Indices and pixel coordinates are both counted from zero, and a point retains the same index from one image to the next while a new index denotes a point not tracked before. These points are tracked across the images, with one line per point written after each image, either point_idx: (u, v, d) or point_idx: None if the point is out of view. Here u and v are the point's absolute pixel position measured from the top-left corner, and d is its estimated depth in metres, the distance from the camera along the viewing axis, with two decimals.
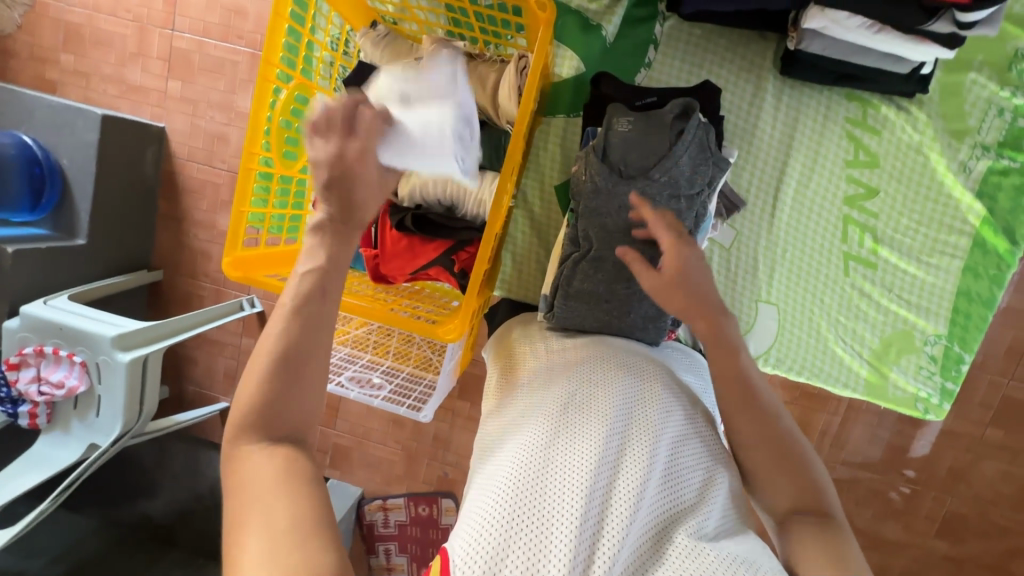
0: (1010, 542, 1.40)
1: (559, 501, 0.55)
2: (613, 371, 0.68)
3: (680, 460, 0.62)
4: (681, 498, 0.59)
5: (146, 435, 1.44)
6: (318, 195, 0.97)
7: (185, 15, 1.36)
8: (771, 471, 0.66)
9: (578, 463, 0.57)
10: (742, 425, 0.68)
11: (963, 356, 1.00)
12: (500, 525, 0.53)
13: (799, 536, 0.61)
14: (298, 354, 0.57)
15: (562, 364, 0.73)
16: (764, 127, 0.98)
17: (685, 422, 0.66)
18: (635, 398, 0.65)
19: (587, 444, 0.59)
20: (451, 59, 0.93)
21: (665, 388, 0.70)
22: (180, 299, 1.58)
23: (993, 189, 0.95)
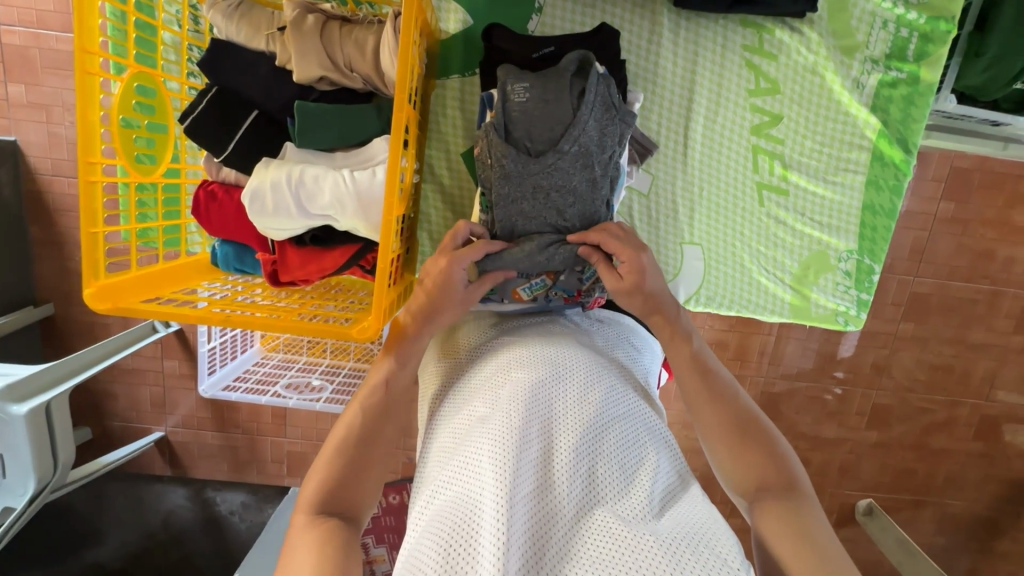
0: (929, 420, 1.54)
1: (485, 516, 0.53)
2: (528, 372, 0.67)
3: (607, 444, 0.61)
4: (613, 481, 0.58)
5: (71, 484, 1.32)
6: (195, 201, 0.85)
7: (9, 4, 1.14)
8: (738, 449, 0.73)
9: (502, 471, 0.56)
10: (707, 408, 0.76)
11: (874, 267, 1.05)
12: (429, 558, 0.51)
13: (766, 511, 0.67)
14: (370, 438, 0.70)
15: (489, 367, 0.72)
16: (666, 64, 0.94)
17: (611, 404, 0.66)
18: (550, 396, 0.65)
19: (510, 450, 0.58)
20: (319, 25, 0.83)
21: (592, 375, 0.69)
22: (81, 332, 1.40)
23: (885, 103, 0.97)
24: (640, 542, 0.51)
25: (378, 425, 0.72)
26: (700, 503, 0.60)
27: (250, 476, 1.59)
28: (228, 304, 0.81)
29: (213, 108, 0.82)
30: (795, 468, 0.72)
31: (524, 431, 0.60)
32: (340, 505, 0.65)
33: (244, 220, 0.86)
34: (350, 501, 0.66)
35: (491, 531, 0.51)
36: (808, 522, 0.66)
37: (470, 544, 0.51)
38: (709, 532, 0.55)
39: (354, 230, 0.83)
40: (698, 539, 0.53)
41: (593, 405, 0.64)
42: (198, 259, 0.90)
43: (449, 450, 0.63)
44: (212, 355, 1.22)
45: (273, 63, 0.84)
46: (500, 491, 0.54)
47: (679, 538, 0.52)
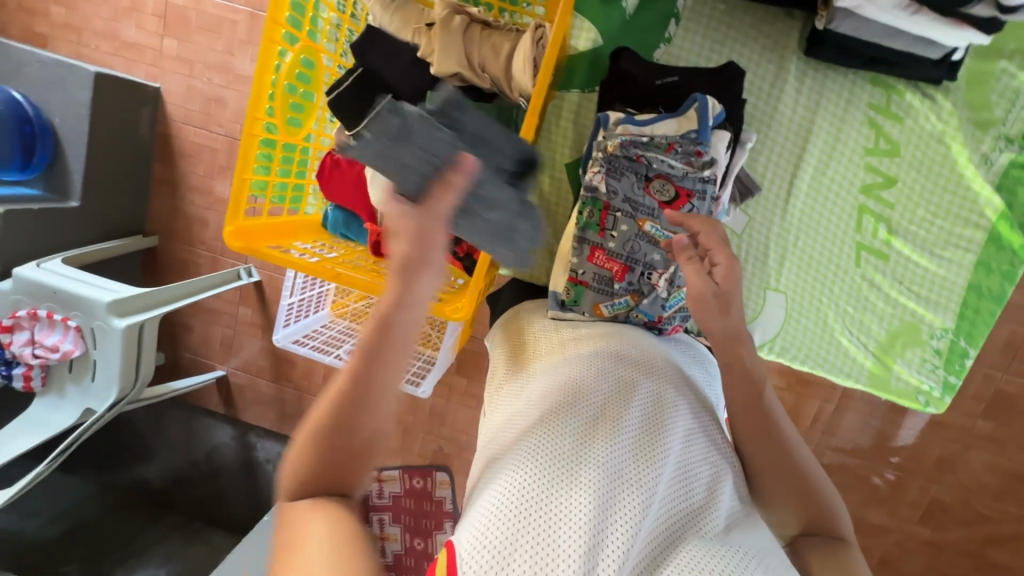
0: (992, 530, 1.43)
1: (574, 493, 0.56)
2: (620, 367, 0.70)
3: (686, 455, 0.64)
4: (689, 491, 0.62)
5: (143, 400, 1.44)
6: (322, 165, 0.94)
7: None
8: (788, 501, 0.73)
9: (592, 455, 0.59)
10: (757, 454, 0.74)
11: (968, 351, 0.99)
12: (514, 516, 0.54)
13: (811, 558, 0.71)
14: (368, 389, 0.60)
15: (571, 354, 0.74)
16: (784, 110, 0.95)
17: (692, 419, 0.69)
18: (641, 395, 0.67)
19: (602, 437, 0.61)
20: (464, 26, 0.89)
21: (675, 385, 0.71)
22: (175, 266, 1.55)
23: (1012, 183, 0.93)
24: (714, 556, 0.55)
25: (371, 378, 0.60)
26: (758, 532, 0.63)
27: (292, 430, 1.70)
28: (335, 263, 0.88)
29: (356, 86, 0.90)
30: (839, 514, 0.73)
31: (616, 420, 0.63)
32: (334, 485, 0.61)
33: (359, 189, 0.93)
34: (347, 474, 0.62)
35: (578, 507, 0.55)
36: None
37: (554, 513, 0.55)
38: (772, 559, 0.58)
39: None
40: (763, 563, 0.57)
41: (678, 415, 0.67)
42: (311, 219, 0.99)
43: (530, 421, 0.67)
44: (290, 309, 1.31)
45: (415, 54, 0.92)
46: (590, 475, 0.57)
47: (748, 559, 0.56)
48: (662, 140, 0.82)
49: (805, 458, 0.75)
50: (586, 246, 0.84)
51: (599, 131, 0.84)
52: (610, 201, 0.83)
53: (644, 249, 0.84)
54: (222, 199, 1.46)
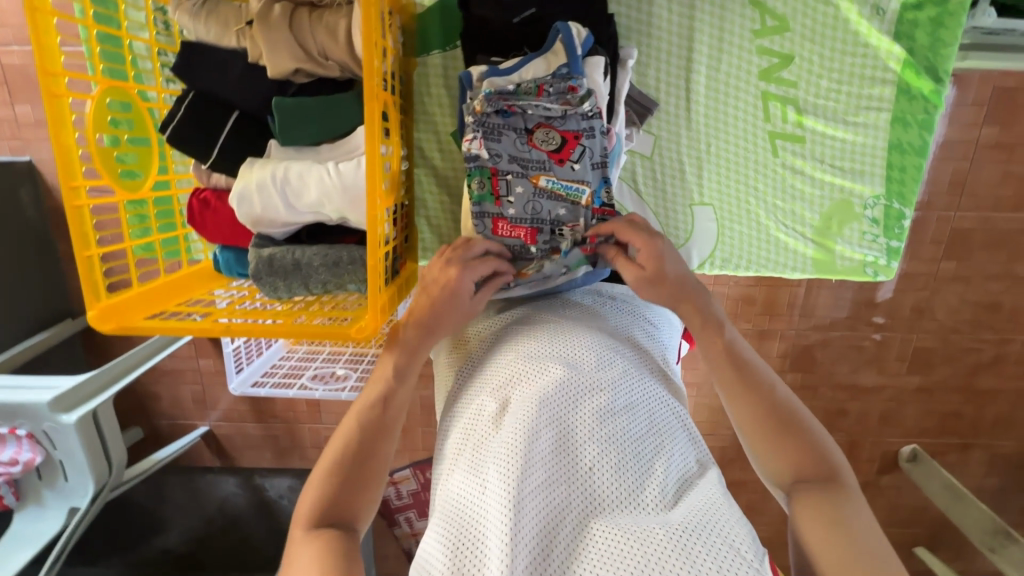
0: (976, 361, 1.47)
1: (494, 517, 0.55)
2: (539, 362, 0.68)
3: (616, 434, 0.62)
4: (625, 472, 0.60)
5: (127, 482, 1.42)
6: (189, 210, 0.85)
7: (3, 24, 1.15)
8: (775, 442, 0.73)
9: (510, 467, 0.58)
10: (741, 403, 0.75)
11: (904, 212, 0.97)
12: (442, 561, 0.55)
13: (805, 503, 0.68)
14: (367, 450, 0.71)
15: (500, 358, 0.72)
16: (660, 12, 0.87)
17: (620, 392, 0.66)
18: (562, 386, 0.65)
19: (519, 443, 0.60)
20: (286, 14, 0.79)
21: (603, 362, 0.69)
22: (118, 339, 1.46)
23: (909, 28, 0.88)
24: (651, 537, 0.52)
25: (376, 438, 0.73)
26: (713, 491, 0.60)
27: (293, 461, 1.70)
28: (230, 312, 0.80)
29: (193, 112, 0.81)
30: (834, 460, 0.71)
31: (531, 424, 0.61)
32: (336, 514, 0.67)
33: (239, 224, 0.85)
34: (347, 509, 0.68)
35: (498, 528, 0.54)
36: (849, 518, 0.66)
37: (480, 544, 0.54)
38: (721, 520, 0.55)
39: (345, 219, 0.81)
40: (711, 526, 0.54)
41: (602, 396, 0.65)
42: (201, 268, 0.90)
43: (461, 446, 0.65)
44: (238, 353, 1.31)
45: (246, 61, 0.81)
46: (509, 490, 0.56)
47: (688, 528, 0.53)
48: (530, 85, 0.75)
49: (793, 401, 0.76)
50: (488, 219, 0.78)
51: (467, 94, 0.76)
52: (497, 165, 0.76)
53: (548, 206, 0.78)
54: None
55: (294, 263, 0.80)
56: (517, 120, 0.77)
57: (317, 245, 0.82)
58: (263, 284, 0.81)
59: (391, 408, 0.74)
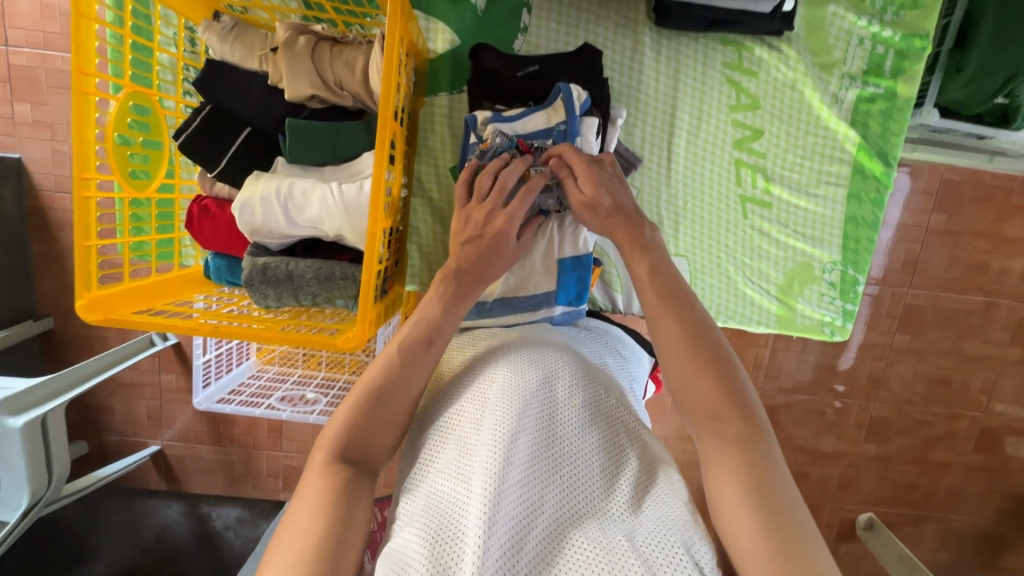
0: (928, 433, 1.55)
1: (470, 513, 0.56)
2: (520, 371, 0.71)
3: (589, 448, 0.65)
4: (594, 486, 0.63)
5: (65, 498, 1.34)
6: (189, 215, 0.88)
7: (17, 27, 1.19)
8: (690, 369, 0.68)
9: (488, 467, 0.59)
10: (663, 321, 0.71)
11: (858, 278, 1.05)
12: (415, 550, 0.54)
13: (718, 445, 0.64)
14: (393, 390, 0.71)
15: (481, 368, 0.74)
16: (648, 81, 0.97)
17: (594, 412, 0.70)
18: (541, 398, 0.68)
19: (497, 445, 0.61)
20: (310, 45, 0.85)
21: (578, 380, 0.72)
22: (79, 346, 1.43)
23: (864, 117, 0.99)
24: (620, 542, 0.54)
25: (403, 378, 0.72)
26: (678, 500, 0.62)
27: (246, 490, 1.64)
28: (219, 316, 0.82)
29: (208, 125, 0.85)
30: (747, 400, 0.66)
31: (511, 428, 0.63)
32: (351, 451, 0.67)
33: (235, 233, 0.88)
34: (368, 445, 0.69)
35: (475, 524, 0.55)
36: (761, 464, 0.62)
37: (454, 539, 0.55)
38: (684, 533, 0.58)
39: (342, 236, 0.84)
40: (673, 538, 0.57)
41: (576, 413, 0.68)
42: (191, 272, 0.92)
43: (438, 450, 0.66)
44: (208, 367, 1.27)
45: (266, 83, 0.87)
46: (487, 488, 0.57)
47: (652, 538, 0.56)
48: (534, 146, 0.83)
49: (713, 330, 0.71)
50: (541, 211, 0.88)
51: (471, 133, 0.85)
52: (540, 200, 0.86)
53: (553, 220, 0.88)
54: None
55: (287, 275, 0.82)
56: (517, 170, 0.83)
57: (311, 258, 0.85)
58: (254, 292, 0.84)
59: (432, 349, 0.74)
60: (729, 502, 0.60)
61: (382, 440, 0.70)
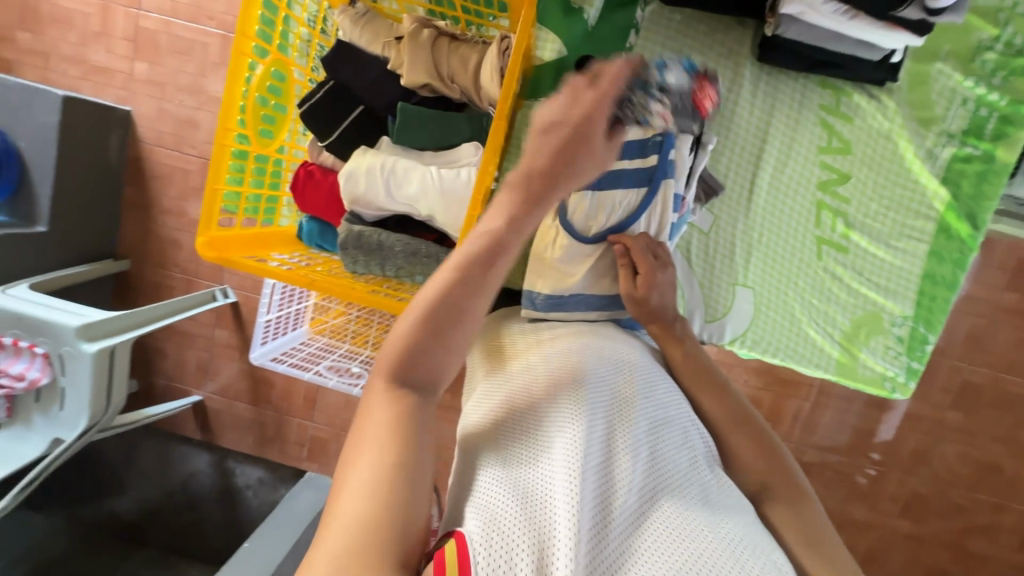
0: (969, 518, 1.48)
1: (559, 484, 0.57)
2: (594, 359, 0.72)
3: (662, 439, 0.67)
4: (669, 475, 0.64)
5: (115, 428, 1.42)
6: (296, 177, 0.95)
7: None
8: (740, 444, 0.76)
9: (575, 445, 0.60)
10: (706, 398, 0.80)
11: (928, 337, 1.04)
12: (501, 510, 0.55)
13: (774, 507, 0.72)
14: (458, 309, 0.65)
15: (550, 351, 0.75)
16: (741, 113, 0.99)
17: (663, 407, 0.71)
18: (617, 388, 0.69)
19: (581, 425, 0.62)
20: (432, 39, 0.92)
21: (645, 376, 0.74)
22: (148, 289, 1.54)
23: (956, 177, 0.99)
24: (702, 536, 0.57)
25: (466, 301, 0.65)
26: (741, 510, 0.65)
27: (271, 453, 1.71)
28: (311, 272, 0.88)
29: (330, 99, 0.92)
30: (786, 459, 0.76)
31: (592, 412, 0.64)
32: (419, 379, 0.63)
33: (333, 200, 0.94)
34: (432, 371, 0.64)
35: (567, 496, 0.55)
36: (811, 517, 0.71)
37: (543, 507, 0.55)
38: (754, 538, 0.61)
39: (432, 218, 0.89)
40: (747, 536, 0.60)
41: (649, 405, 0.69)
42: (285, 231, 0.99)
43: (509, 419, 0.67)
44: (267, 326, 1.30)
45: (386, 67, 0.94)
46: (576, 465, 0.58)
47: (731, 534, 0.59)
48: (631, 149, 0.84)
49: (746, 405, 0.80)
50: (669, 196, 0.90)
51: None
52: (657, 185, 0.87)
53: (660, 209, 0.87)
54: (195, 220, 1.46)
55: (377, 244, 0.88)
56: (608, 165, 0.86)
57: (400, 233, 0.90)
58: (346, 254, 0.90)
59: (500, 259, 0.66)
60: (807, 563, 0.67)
61: (449, 367, 0.65)
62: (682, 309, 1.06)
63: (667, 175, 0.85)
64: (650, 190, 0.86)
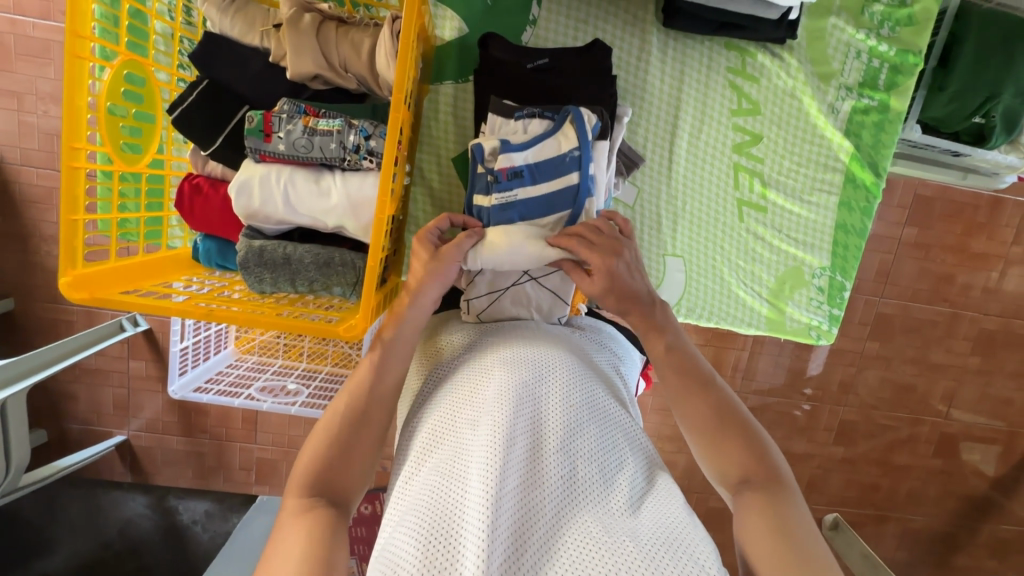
0: (893, 436, 1.61)
1: (468, 513, 0.56)
2: (517, 370, 0.71)
3: (587, 446, 0.65)
4: (592, 482, 0.62)
5: (23, 488, 1.26)
6: (179, 194, 0.84)
7: None
8: (718, 443, 0.74)
9: (488, 466, 0.59)
10: (688, 398, 0.78)
11: (845, 284, 1.09)
12: (414, 548, 0.54)
13: (748, 504, 0.68)
14: (356, 429, 0.71)
15: (478, 365, 0.74)
16: (653, 80, 0.97)
17: (588, 409, 0.70)
18: (538, 398, 0.68)
19: (496, 445, 0.61)
20: (316, 24, 0.82)
21: (573, 378, 0.73)
22: (42, 329, 1.35)
23: (858, 128, 1.02)
24: (621, 545, 0.55)
25: (364, 427, 0.72)
26: (676, 499, 0.65)
27: (216, 484, 1.57)
28: (211, 299, 0.79)
29: (203, 101, 0.81)
30: (765, 452, 0.73)
31: (509, 429, 0.64)
32: (334, 489, 0.67)
33: (229, 215, 0.84)
34: (339, 487, 0.68)
35: (476, 522, 0.55)
36: (787, 517, 0.66)
37: (453, 534, 0.55)
38: (684, 534, 0.58)
39: (341, 226, 0.82)
40: (676, 538, 0.57)
41: (571, 410, 0.68)
42: (177, 254, 0.88)
43: (433, 446, 0.66)
44: (185, 354, 1.17)
45: (267, 59, 0.84)
46: (488, 489, 0.57)
47: (654, 539, 0.56)
48: (542, 176, 0.82)
49: (735, 401, 0.78)
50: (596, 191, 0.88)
51: (478, 164, 0.83)
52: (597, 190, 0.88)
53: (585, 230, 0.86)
54: None
55: (284, 258, 0.80)
56: (526, 191, 0.82)
57: (311, 243, 0.82)
58: (248, 274, 0.81)
59: (384, 386, 0.76)
60: (762, 559, 0.63)
61: (354, 482, 0.69)
62: None
63: (588, 193, 0.83)
64: (583, 180, 0.83)
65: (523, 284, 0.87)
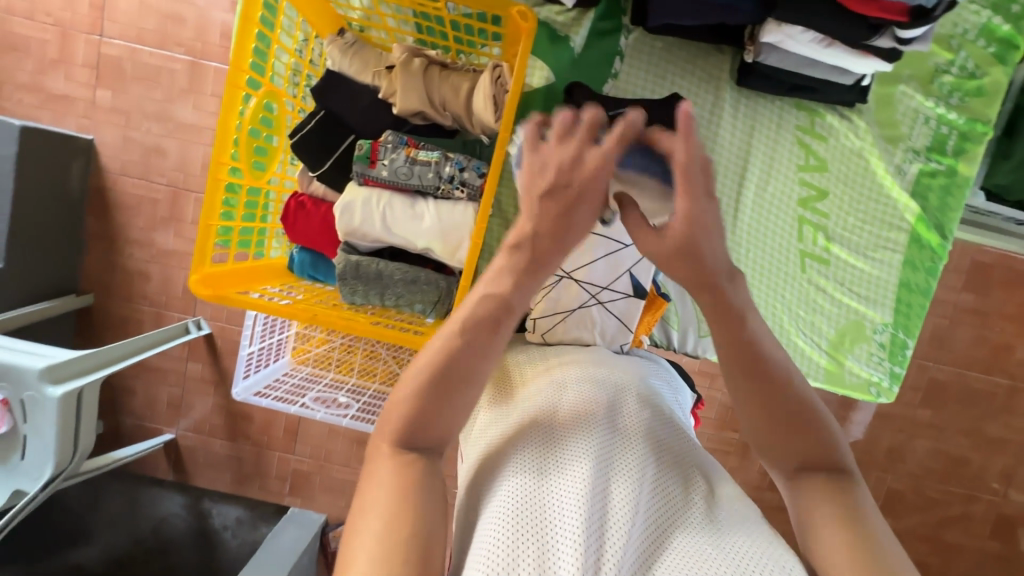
0: (944, 510, 1.54)
1: (561, 510, 0.58)
2: (595, 384, 0.74)
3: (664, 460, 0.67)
4: (672, 495, 0.64)
5: (81, 476, 1.30)
6: (285, 208, 0.92)
7: (114, 20, 1.28)
8: (766, 408, 0.67)
9: (576, 469, 0.62)
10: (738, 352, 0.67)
11: (907, 342, 1.09)
12: (508, 538, 0.56)
13: (807, 490, 0.65)
14: (462, 366, 0.64)
15: (556, 376, 0.77)
16: (724, 134, 1.03)
17: (662, 427, 0.71)
18: (617, 410, 0.70)
19: (582, 450, 0.64)
20: (423, 68, 0.91)
21: (646, 397, 0.75)
22: (114, 324, 1.46)
23: (924, 190, 1.05)
24: (707, 558, 0.56)
25: (471, 364, 0.64)
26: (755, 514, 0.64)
27: (251, 490, 1.61)
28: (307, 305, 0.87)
29: (318, 129, 0.92)
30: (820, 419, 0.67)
31: (594, 437, 0.66)
32: (423, 446, 0.63)
33: (326, 231, 0.92)
34: (428, 438, 0.63)
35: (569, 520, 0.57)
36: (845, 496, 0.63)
37: (546, 529, 0.57)
38: (764, 543, 0.59)
39: (429, 249, 0.89)
40: (755, 549, 0.58)
41: (649, 425, 0.70)
42: (276, 262, 0.97)
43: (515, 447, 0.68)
44: (251, 358, 1.20)
45: (376, 96, 0.93)
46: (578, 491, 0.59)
47: (737, 551, 0.57)
48: None
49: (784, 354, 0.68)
50: None
51: None
52: None
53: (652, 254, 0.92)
54: (166, 250, 1.40)
55: (376, 273, 0.87)
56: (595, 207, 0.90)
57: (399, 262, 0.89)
58: (344, 285, 0.89)
59: (500, 325, 0.65)
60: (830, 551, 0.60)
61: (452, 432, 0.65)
62: (676, 325, 1.08)
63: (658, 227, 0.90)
64: None
65: (590, 308, 0.90)
